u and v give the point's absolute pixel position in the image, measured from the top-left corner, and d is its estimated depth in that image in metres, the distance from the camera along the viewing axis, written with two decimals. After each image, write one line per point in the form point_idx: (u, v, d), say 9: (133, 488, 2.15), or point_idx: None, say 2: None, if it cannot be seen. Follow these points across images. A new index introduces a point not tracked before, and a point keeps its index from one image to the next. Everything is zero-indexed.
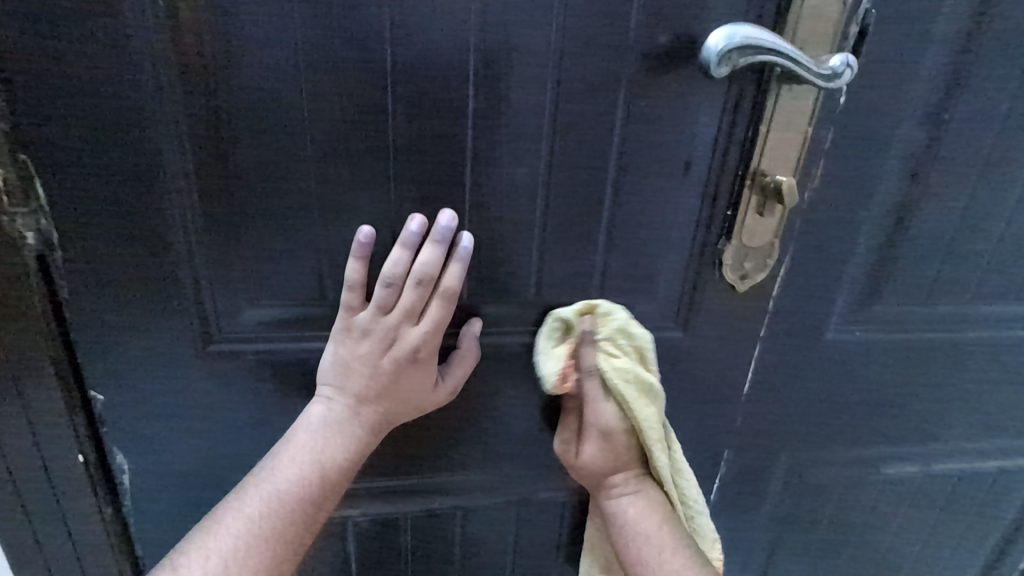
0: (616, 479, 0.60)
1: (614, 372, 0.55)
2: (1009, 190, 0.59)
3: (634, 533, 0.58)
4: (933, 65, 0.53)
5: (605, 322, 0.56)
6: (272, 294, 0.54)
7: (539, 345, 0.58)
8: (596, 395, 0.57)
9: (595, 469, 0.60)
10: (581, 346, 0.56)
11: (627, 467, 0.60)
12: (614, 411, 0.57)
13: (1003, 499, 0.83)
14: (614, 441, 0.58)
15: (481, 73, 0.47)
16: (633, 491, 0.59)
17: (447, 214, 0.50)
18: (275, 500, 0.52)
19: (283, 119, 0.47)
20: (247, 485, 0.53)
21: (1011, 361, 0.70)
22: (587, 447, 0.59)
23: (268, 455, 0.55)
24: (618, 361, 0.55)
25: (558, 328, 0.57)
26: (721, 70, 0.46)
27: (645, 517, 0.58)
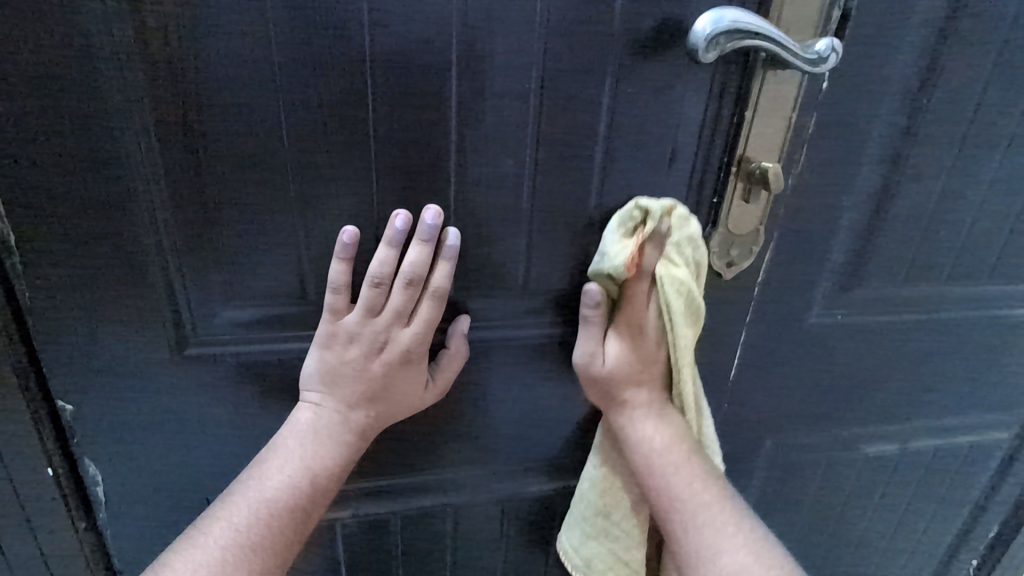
0: (641, 403, 0.56)
1: (667, 281, 0.51)
2: (982, 173, 0.61)
3: (664, 463, 0.55)
4: (908, 57, 0.54)
5: (681, 228, 0.50)
6: (250, 294, 0.52)
7: (606, 233, 0.53)
8: (640, 304, 0.53)
9: (621, 388, 0.56)
10: (648, 247, 0.51)
11: (652, 390, 0.57)
12: (652, 321, 0.54)
13: (974, 473, 0.86)
14: (642, 356, 0.56)
15: (464, 60, 0.46)
16: (659, 418, 0.56)
17: (432, 211, 0.48)
18: (265, 508, 0.50)
19: (256, 109, 0.45)
20: (233, 493, 0.51)
21: (983, 340, 0.72)
22: (616, 360, 0.56)
23: (254, 463, 0.53)
24: (677, 271, 0.51)
25: (635, 218, 0.52)
26: (709, 55, 0.46)
27: (672, 447, 0.55)
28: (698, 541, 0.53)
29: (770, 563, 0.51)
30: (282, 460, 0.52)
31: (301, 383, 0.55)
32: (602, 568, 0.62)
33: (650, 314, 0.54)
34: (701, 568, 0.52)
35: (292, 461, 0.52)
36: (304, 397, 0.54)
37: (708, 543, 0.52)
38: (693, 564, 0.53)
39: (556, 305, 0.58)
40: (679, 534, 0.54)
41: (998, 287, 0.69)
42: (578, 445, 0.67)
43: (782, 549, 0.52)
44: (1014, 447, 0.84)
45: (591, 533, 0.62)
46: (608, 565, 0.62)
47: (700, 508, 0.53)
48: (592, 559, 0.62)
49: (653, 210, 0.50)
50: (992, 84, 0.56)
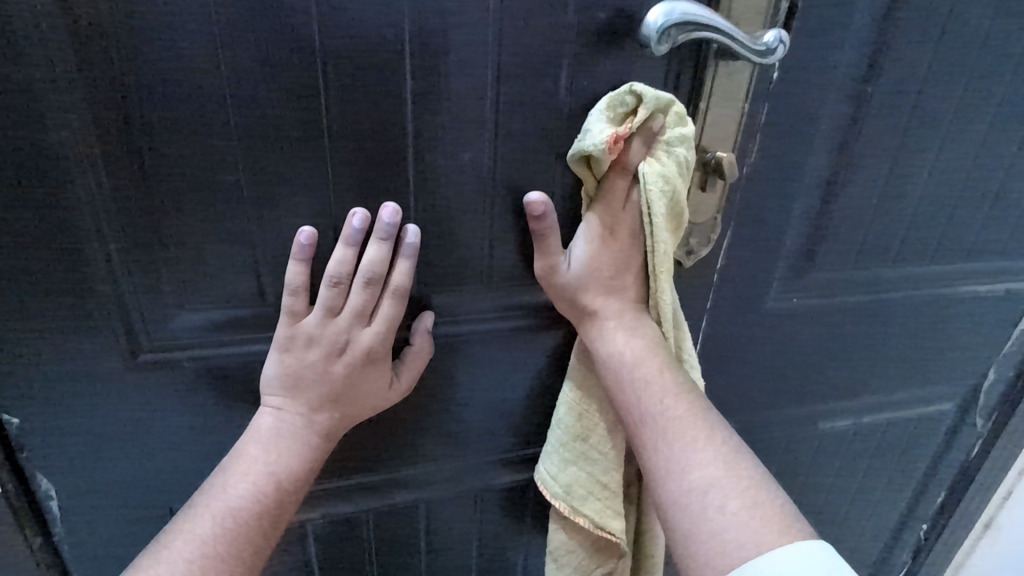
0: (613, 312, 0.55)
1: (649, 177, 0.49)
2: (924, 159, 0.64)
3: (634, 375, 0.53)
4: (852, 48, 0.55)
5: (672, 123, 0.48)
6: (205, 296, 0.50)
7: (592, 112, 0.49)
8: (617, 199, 0.52)
9: (591, 297, 0.55)
10: (634, 141, 0.50)
11: (625, 299, 0.55)
12: (625, 219, 0.53)
13: (922, 443, 0.90)
14: (612, 261, 0.54)
15: (418, 53, 0.45)
16: (631, 328, 0.54)
17: (389, 209, 0.48)
18: (230, 516, 0.49)
19: (202, 105, 0.43)
20: (196, 505, 0.50)
21: (928, 317, 0.76)
22: (584, 267, 0.54)
23: (217, 470, 0.52)
24: (662, 168, 0.49)
25: (625, 106, 0.49)
26: (662, 47, 0.46)
27: (644, 357, 0.53)
28: (667, 456, 0.50)
29: (740, 476, 0.48)
30: (246, 467, 0.51)
31: (261, 386, 0.54)
32: (582, 493, 0.59)
33: (627, 212, 0.53)
34: (669, 483, 0.49)
35: (257, 467, 0.52)
36: (266, 402, 0.53)
37: (681, 461, 0.49)
38: (662, 480, 0.50)
39: (520, 298, 0.58)
40: (649, 450, 0.51)
41: (940, 267, 0.72)
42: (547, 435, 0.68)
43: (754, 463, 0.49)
44: (958, 416, 0.89)
45: (569, 459, 0.60)
46: (588, 491, 0.59)
47: (670, 422, 0.51)
48: (572, 485, 0.60)
49: (648, 99, 0.47)
50: (931, 73, 0.59)
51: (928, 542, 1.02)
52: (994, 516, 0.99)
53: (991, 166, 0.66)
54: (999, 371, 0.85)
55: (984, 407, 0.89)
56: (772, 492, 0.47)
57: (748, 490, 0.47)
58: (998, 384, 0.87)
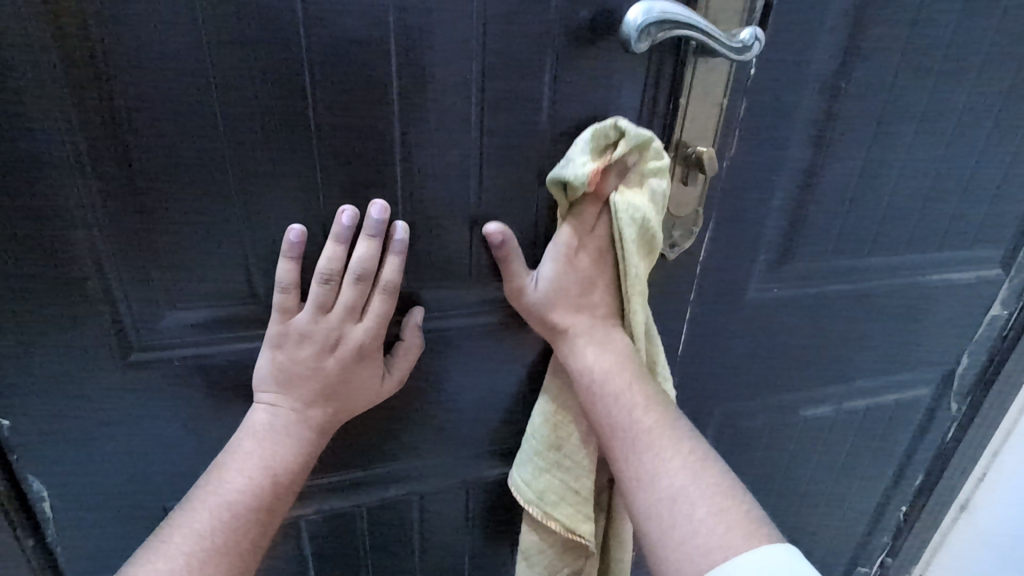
0: (584, 328, 0.57)
1: (623, 207, 0.51)
2: (897, 151, 0.66)
3: (605, 388, 0.55)
4: (826, 44, 0.57)
5: (649, 159, 0.51)
6: (196, 294, 0.50)
7: (576, 140, 0.51)
8: (588, 221, 0.54)
9: (562, 315, 0.57)
10: (609, 173, 0.52)
11: (595, 315, 0.57)
12: (596, 242, 0.55)
13: (900, 427, 0.93)
14: (582, 279, 0.56)
15: (403, 51, 0.46)
16: (602, 344, 0.56)
17: (378, 206, 0.49)
18: (225, 511, 0.50)
19: (190, 105, 0.44)
20: (191, 501, 0.51)
21: (904, 305, 0.78)
22: (554, 284, 0.56)
23: (211, 467, 0.53)
24: (637, 199, 0.52)
25: (606, 139, 0.51)
26: (641, 45, 0.47)
27: (615, 370, 0.55)
28: (637, 466, 0.52)
29: (708, 482, 0.49)
30: (241, 462, 0.52)
31: (253, 383, 0.55)
32: (554, 499, 0.61)
33: (596, 234, 0.55)
34: (640, 492, 0.51)
35: (252, 462, 0.52)
36: (259, 398, 0.54)
37: (649, 470, 0.51)
38: (634, 489, 0.52)
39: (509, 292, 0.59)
40: (621, 461, 0.53)
41: (915, 256, 0.75)
42: None
43: (722, 469, 0.51)
44: (934, 401, 0.92)
45: (543, 467, 0.62)
46: (560, 497, 0.61)
47: (640, 432, 0.53)
48: (545, 491, 0.61)
49: (631, 136, 0.50)
50: (902, 68, 0.61)
51: (907, 523, 1.05)
52: (970, 498, 1.03)
53: (960, 157, 0.69)
54: (972, 357, 0.89)
55: (958, 392, 0.92)
56: (741, 498, 0.49)
57: (715, 496, 0.48)
58: (971, 369, 0.90)
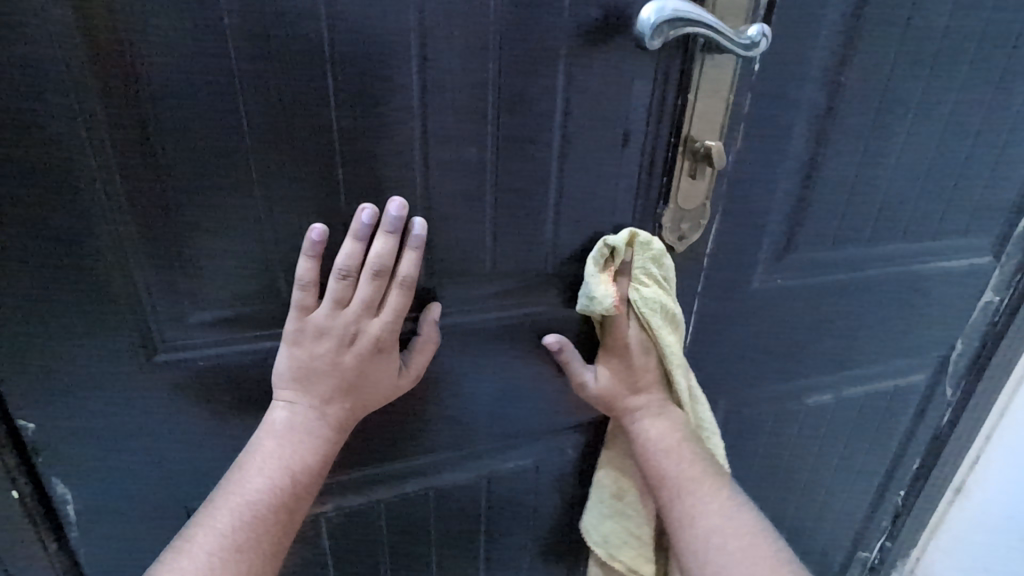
0: (641, 405, 0.63)
1: (641, 300, 0.58)
2: (894, 143, 0.68)
3: (658, 450, 0.62)
4: (826, 39, 0.59)
5: (644, 251, 0.58)
6: (218, 295, 0.51)
7: (585, 278, 0.59)
8: (620, 328, 0.61)
9: (620, 396, 0.63)
10: (620, 277, 0.60)
11: (649, 392, 0.63)
12: (634, 337, 0.61)
13: (899, 413, 0.96)
14: (634, 367, 0.62)
15: (422, 51, 0.47)
16: (656, 414, 0.63)
17: (396, 203, 0.50)
18: (246, 510, 0.51)
19: (214, 105, 0.44)
20: (215, 500, 0.52)
21: (901, 293, 0.81)
22: (611, 372, 0.63)
23: (232, 467, 0.54)
24: (648, 290, 0.58)
25: (602, 257, 0.59)
26: (655, 42, 0.48)
27: (667, 434, 0.62)
28: (682, 511, 0.59)
29: (744, 525, 0.58)
30: (261, 460, 0.53)
31: (271, 381, 0.55)
32: (619, 542, 0.69)
33: (631, 334, 0.61)
34: (686, 533, 0.59)
35: (273, 460, 0.53)
36: (277, 396, 0.55)
37: (694, 515, 0.59)
38: (680, 533, 0.59)
39: (523, 287, 0.61)
40: (669, 507, 0.60)
41: (912, 246, 0.77)
42: (551, 420, 0.70)
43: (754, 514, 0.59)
44: (930, 386, 0.95)
45: (608, 513, 0.69)
46: (623, 539, 0.69)
47: (687, 481, 0.60)
48: (609, 535, 0.69)
49: (619, 246, 0.58)
50: (899, 62, 0.63)
51: (905, 507, 1.08)
52: (964, 479, 1.06)
53: (954, 148, 0.71)
54: (966, 343, 0.91)
55: (953, 377, 0.95)
56: (768, 537, 0.57)
57: (747, 536, 0.57)
58: (965, 354, 0.93)
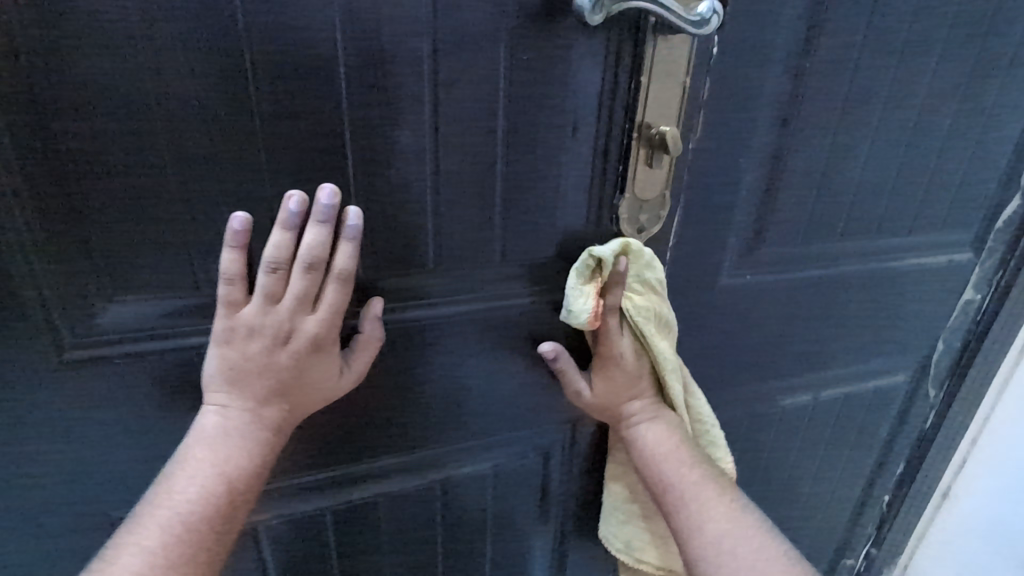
0: (636, 411, 0.61)
1: (635, 311, 0.57)
2: (863, 134, 0.65)
3: (656, 455, 0.60)
4: (788, 23, 0.56)
5: (636, 261, 0.56)
6: (134, 287, 0.47)
7: (568, 288, 0.56)
8: (613, 339, 0.57)
9: (616, 403, 0.61)
10: (610, 288, 0.55)
11: (644, 398, 0.62)
12: (627, 347, 0.58)
13: (880, 416, 0.93)
14: (627, 375, 0.60)
15: (349, 27, 0.44)
16: (652, 419, 0.61)
17: (327, 190, 0.46)
18: (176, 522, 0.48)
19: (119, 83, 0.41)
20: (141, 513, 0.48)
21: (877, 291, 0.78)
22: (603, 383, 0.61)
23: (160, 477, 0.50)
24: (641, 299, 0.57)
25: (590, 267, 0.55)
26: (596, 16, 0.46)
27: (665, 440, 0.60)
28: (686, 516, 0.57)
29: (750, 527, 0.56)
30: (191, 469, 0.49)
31: (201, 384, 0.51)
32: (639, 544, 0.68)
33: (621, 343, 0.58)
34: (691, 537, 0.56)
35: (203, 469, 0.49)
36: (207, 400, 0.51)
37: (698, 520, 0.56)
38: (687, 538, 0.57)
39: (472, 283, 0.58)
40: (671, 513, 0.58)
41: (887, 241, 0.75)
42: (508, 421, 0.68)
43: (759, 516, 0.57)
44: (911, 389, 0.92)
45: (624, 517, 0.69)
46: (643, 541, 0.68)
47: (688, 488, 0.58)
48: (630, 539, 0.69)
49: (608, 257, 0.54)
50: (865, 49, 0.60)
51: (890, 513, 1.05)
52: (951, 485, 1.03)
53: (927, 140, 0.69)
54: (947, 343, 0.88)
55: (935, 378, 0.92)
56: (777, 538, 0.56)
57: (756, 537, 0.55)
58: (946, 355, 0.90)
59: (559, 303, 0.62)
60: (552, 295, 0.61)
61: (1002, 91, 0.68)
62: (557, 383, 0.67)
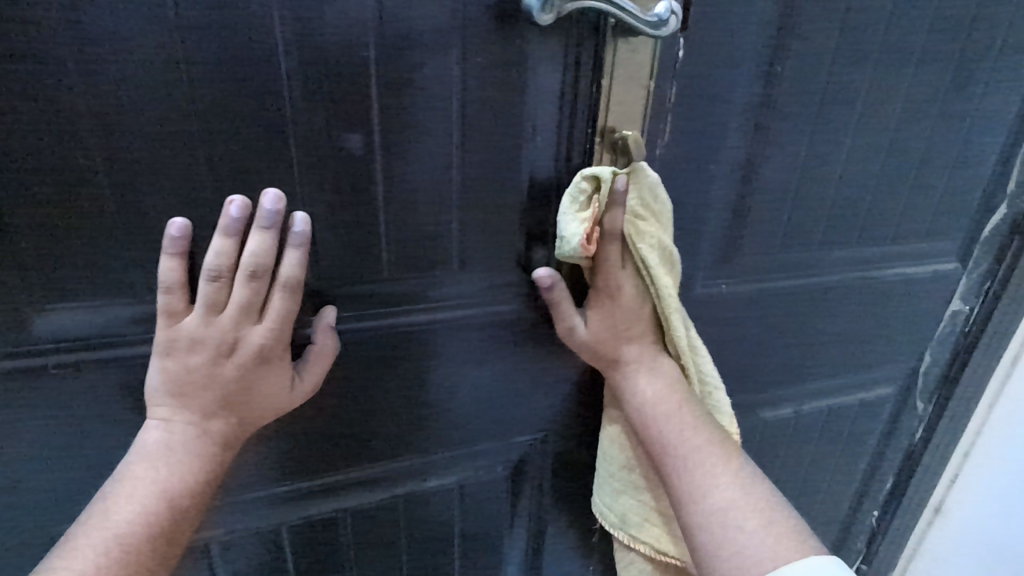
0: (635, 357, 0.57)
1: (638, 237, 0.51)
2: (840, 141, 0.64)
3: (656, 411, 0.55)
4: (757, 27, 0.55)
5: (640, 183, 0.50)
6: (71, 296, 0.46)
7: (561, 213, 0.51)
8: (614, 267, 0.53)
9: (612, 346, 0.57)
10: (611, 210, 0.50)
11: (642, 344, 0.57)
12: (628, 281, 0.54)
13: (866, 429, 0.91)
14: (627, 313, 0.56)
15: (290, 29, 0.42)
16: (651, 368, 0.57)
17: (271, 196, 0.45)
18: (112, 542, 0.45)
19: (45, 87, 0.40)
20: (74, 533, 0.45)
21: (860, 302, 0.76)
22: (601, 323, 0.56)
23: (98, 494, 0.47)
24: (644, 226, 0.52)
25: (586, 191, 0.50)
26: (546, 16, 0.44)
27: (666, 394, 0.56)
28: (689, 480, 0.52)
29: (759, 499, 0.50)
30: (132, 486, 0.47)
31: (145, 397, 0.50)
32: (637, 520, 0.62)
33: (623, 275, 0.54)
34: (692, 504, 0.51)
35: (145, 485, 0.47)
36: (150, 414, 0.49)
37: (701, 486, 0.51)
38: (688, 506, 0.51)
39: (430, 292, 0.56)
40: (673, 478, 0.53)
41: (869, 251, 0.72)
42: (474, 435, 0.66)
43: (772, 491, 0.51)
44: (898, 402, 0.90)
45: (620, 489, 0.63)
46: (642, 517, 0.62)
47: (690, 449, 0.53)
48: (626, 513, 0.63)
49: (604, 176, 0.49)
50: (839, 54, 0.59)
51: (880, 529, 1.02)
52: (943, 500, 1.00)
53: (908, 147, 0.67)
54: (935, 355, 0.86)
55: (923, 391, 0.89)
56: (787, 514, 0.49)
57: (765, 511, 0.49)
58: (935, 367, 0.87)
59: (524, 313, 0.60)
60: (516, 305, 0.59)
61: (984, 98, 0.66)
62: (524, 395, 0.65)
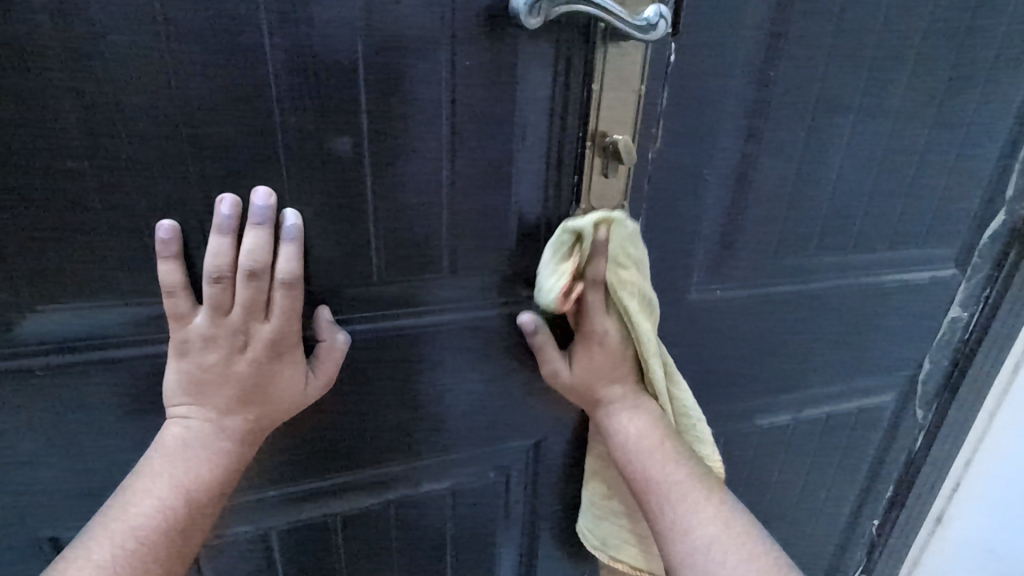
0: (617, 396, 0.58)
1: (619, 287, 0.52)
2: (834, 146, 0.63)
3: (638, 448, 0.56)
4: (748, 32, 0.55)
5: (620, 232, 0.50)
6: (61, 296, 0.46)
7: (543, 264, 0.53)
8: (597, 313, 0.54)
9: (596, 386, 0.58)
10: (591, 262, 0.51)
11: (625, 384, 0.58)
12: (610, 326, 0.55)
13: (865, 437, 0.90)
14: (610, 355, 0.57)
15: (278, 31, 0.42)
16: (633, 408, 0.58)
17: (261, 193, 0.45)
18: (134, 535, 0.45)
19: (32, 90, 0.40)
20: (97, 526, 0.45)
21: (858, 308, 0.75)
22: (585, 364, 0.58)
23: (118, 491, 0.47)
24: (625, 275, 0.52)
25: (568, 242, 0.52)
26: (533, 20, 0.44)
27: (649, 431, 0.56)
28: (671, 516, 0.52)
29: (739, 532, 0.50)
30: (151, 482, 0.47)
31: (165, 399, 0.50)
32: (617, 542, 0.65)
33: (605, 321, 0.55)
34: (674, 540, 0.52)
35: (164, 481, 0.47)
36: (170, 412, 0.49)
37: (682, 521, 0.52)
38: (670, 541, 0.52)
39: (421, 295, 0.56)
40: (655, 513, 0.54)
41: (865, 257, 0.72)
42: (467, 440, 0.65)
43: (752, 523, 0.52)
44: (897, 410, 0.89)
45: (601, 514, 0.66)
46: (621, 539, 0.64)
47: (673, 485, 0.54)
48: (606, 535, 0.65)
49: (585, 231, 0.50)
50: (832, 60, 0.59)
51: (880, 538, 1.01)
52: (944, 509, 0.98)
53: (904, 152, 0.66)
54: (934, 362, 0.85)
55: (923, 399, 0.88)
56: (767, 546, 0.50)
57: (747, 547, 0.49)
58: (934, 375, 0.87)
59: (516, 317, 0.59)
60: (508, 310, 0.59)
61: (981, 104, 0.66)
62: (517, 399, 0.64)
